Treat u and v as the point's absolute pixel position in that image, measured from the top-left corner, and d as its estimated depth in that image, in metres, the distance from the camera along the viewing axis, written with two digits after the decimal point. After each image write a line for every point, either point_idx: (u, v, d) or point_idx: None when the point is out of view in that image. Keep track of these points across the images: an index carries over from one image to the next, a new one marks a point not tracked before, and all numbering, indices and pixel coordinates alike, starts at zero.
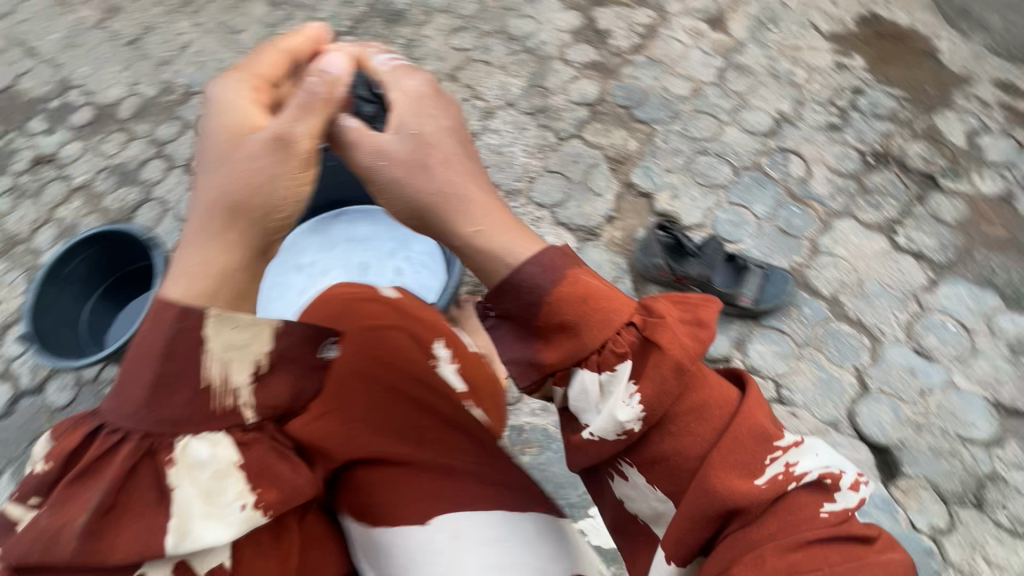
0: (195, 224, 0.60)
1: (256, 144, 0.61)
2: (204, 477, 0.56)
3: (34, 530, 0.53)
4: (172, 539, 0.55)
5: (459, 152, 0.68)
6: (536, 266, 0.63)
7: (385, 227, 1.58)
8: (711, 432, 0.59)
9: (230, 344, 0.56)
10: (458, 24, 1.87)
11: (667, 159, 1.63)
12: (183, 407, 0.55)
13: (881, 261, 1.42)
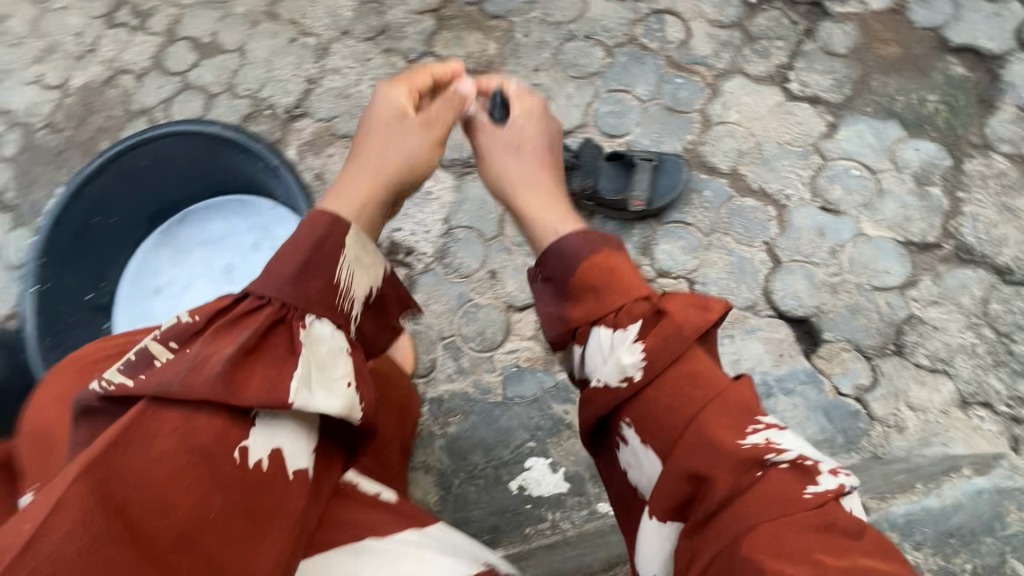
0: (360, 177, 0.81)
1: (410, 126, 0.86)
2: (328, 346, 0.67)
3: (168, 380, 0.57)
4: (295, 385, 0.61)
5: (542, 152, 0.88)
6: (578, 237, 0.74)
7: (239, 217, 1.40)
8: (703, 397, 0.61)
9: (359, 255, 0.74)
10: None
11: (532, 56, 1.42)
12: (319, 289, 0.68)
13: (776, 117, 1.29)
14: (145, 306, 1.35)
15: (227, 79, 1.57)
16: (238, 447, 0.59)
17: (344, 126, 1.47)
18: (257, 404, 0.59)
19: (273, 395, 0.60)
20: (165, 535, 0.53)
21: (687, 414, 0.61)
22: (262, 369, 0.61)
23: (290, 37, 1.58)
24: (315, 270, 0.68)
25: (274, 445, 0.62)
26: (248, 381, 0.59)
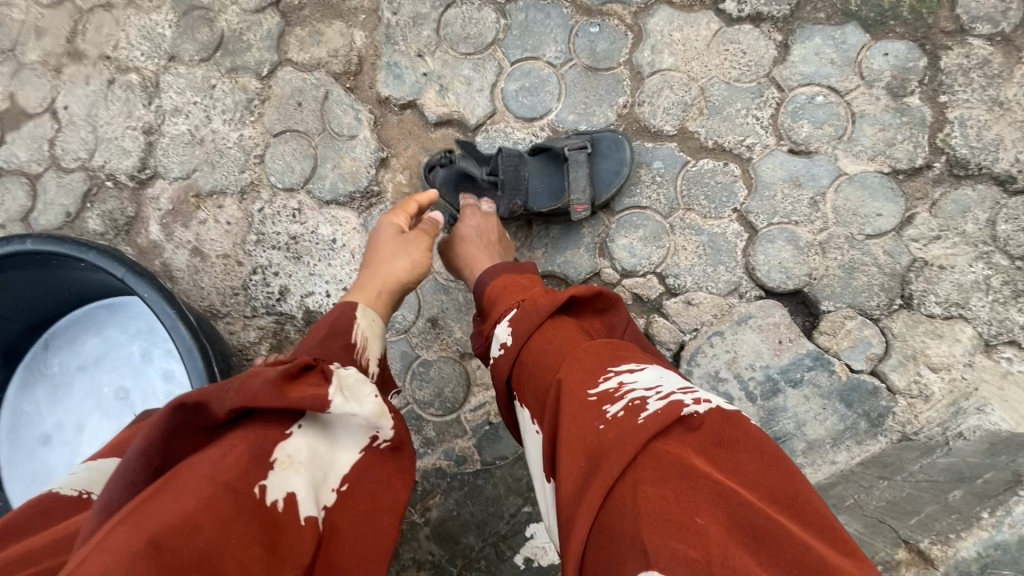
0: (363, 284, 0.84)
1: (406, 242, 0.88)
2: (358, 382, 0.64)
3: (227, 385, 0.57)
4: (337, 399, 0.59)
5: (477, 235, 0.94)
6: (487, 272, 0.84)
7: (116, 327, 1.15)
8: (557, 356, 0.63)
9: (370, 330, 0.76)
10: None
11: (411, 37, 1.14)
12: (343, 348, 0.70)
13: (717, 50, 1.06)
14: (36, 463, 1.11)
15: (46, 151, 1.24)
16: (263, 478, 0.53)
17: (206, 180, 1.17)
18: (303, 407, 0.56)
19: (317, 402, 0.57)
20: (187, 558, 0.44)
21: (545, 373, 0.63)
22: (307, 386, 0.60)
23: (107, 79, 1.24)
24: (336, 337, 0.71)
25: (292, 483, 0.54)
26: (292, 397, 0.57)
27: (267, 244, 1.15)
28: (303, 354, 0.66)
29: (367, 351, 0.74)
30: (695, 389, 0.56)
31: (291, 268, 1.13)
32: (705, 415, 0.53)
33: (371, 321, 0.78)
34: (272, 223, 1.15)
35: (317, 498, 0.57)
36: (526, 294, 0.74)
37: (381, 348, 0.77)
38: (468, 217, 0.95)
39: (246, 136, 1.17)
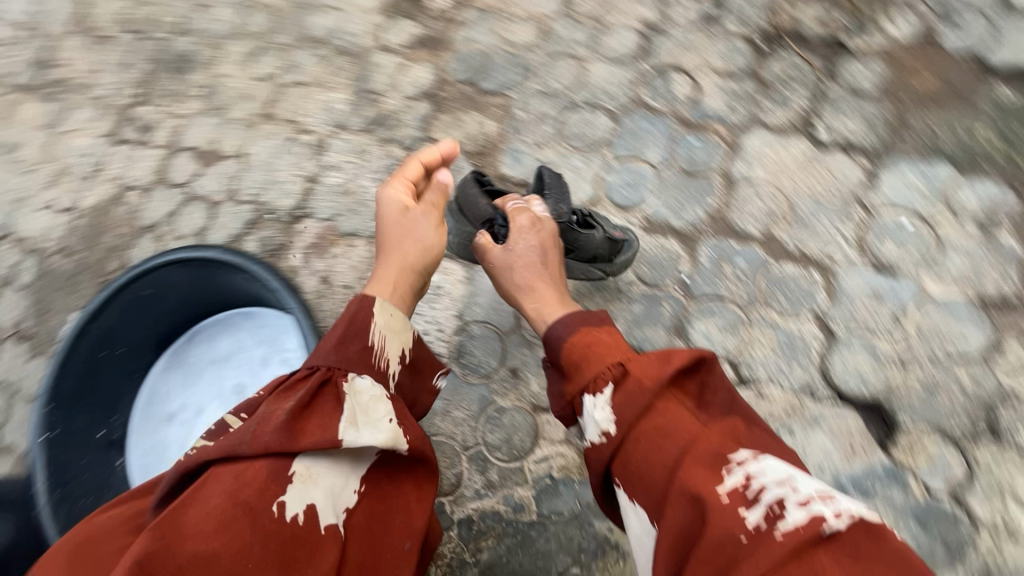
0: (390, 272, 0.95)
1: (414, 218, 0.99)
2: (372, 400, 0.76)
3: (244, 430, 0.69)
4: (346, 427, 0.72)
5: (536, 258, 0.99)
6: (561, 323, 0.88)
7: (247, 331, 1.35)
8: (675, 443, 0.66)
9: (389, 326, 0.86)
10: (256, 46, 1.69)
11: (534, 130, 1.35)
12: (358, 351, 0.80)
13: (807, 169, 1.18)
14: (158, 436, 1.31)
15: (227, 185, 1.55)
16: (280, 496, 0.66)
17: (347, 223, 1.41)
18: (309, 447, 0.68)
19: (328, 439, 0.69)
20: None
21: (663, 465, 0.66)
22: (314, 419, 0.72)
23: (287, 137, 1.56)
24: (352, 341, 0.81)
25: (308, 501, 0.67)
26: (302, 436, 0.69)
27: None
28: (319, 366, 0.79)
29: (386, 353, 0.83)
30: (835, 497, 0.59)
31: None
32: (845, 528, 0.56)
33: (400, 324, 0.88)
34: None
35: (336, 505, 0.70)
36: (625, 360, 0.76)
37: (401, 345, 0.87)
38: (526, 235, 0.99)
39: None
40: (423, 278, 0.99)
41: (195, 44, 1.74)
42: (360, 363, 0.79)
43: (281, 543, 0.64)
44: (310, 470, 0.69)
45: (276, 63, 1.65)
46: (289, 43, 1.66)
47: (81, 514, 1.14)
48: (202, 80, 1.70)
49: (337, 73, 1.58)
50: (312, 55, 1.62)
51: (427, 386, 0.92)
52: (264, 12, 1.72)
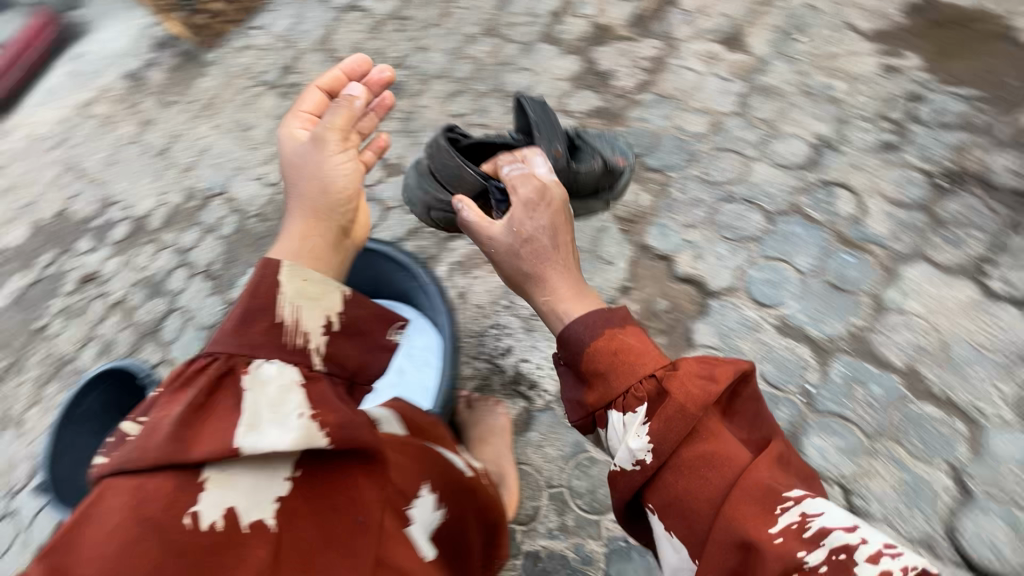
0: (314, 225, 0.98)
1: (316, 154, 1.02)
2: (280, 392, 0.75)
3: (130, 449, 0.67)
4: (245, 429, 0.69)
5: (548, 239, 0.94)
6: (581, 323, 0.84)
7: None
8: (727, 474, 0.67)
9: (301, 293, 0.86)
10: (455, 87, 1.98)
11: (686, 212, 1.43)
12: (263, 330, 0.81)
13: (972, 316, 1.19)
14: None
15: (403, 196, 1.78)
16: (191, 504, 0.64)
17: None
18: (203, 454, 0.65)
19: (222, 450, 0.66)
20: None
21: (704, 497, 0.67)
22: (212, 422, 0.70)
23: None
24: (256, 323, 0.81)
25: (227, 505, 0.65)
26: (192, 449, 0.66)
27: (512, 311, 1.43)
28: (220, 355, 0.78)
29: (301, 328, 0.83)
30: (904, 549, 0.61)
31: (521, 337, 1.39)
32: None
33: (316, 294, 0.87)
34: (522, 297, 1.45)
35: (262, 500, 0.67)
36: (660, 376, 0.74)
37: (314, 317, 0.85)
38: (539, 212, 0.96)
39: None
40: (343, 218, 1.01)
41: (408, 76, 2.08)
42: (266, 345, 0.80)
43: (197, 551, 0.61)
44: (235, 477, 0.67)
45: (469, 105, 1.92)
46: (484, 91, 1.93)
47: None
48: (404, 107, 1.99)
49: None
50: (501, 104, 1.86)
51: (378, 346, 0.93)
52: (469, 62, 2.04)
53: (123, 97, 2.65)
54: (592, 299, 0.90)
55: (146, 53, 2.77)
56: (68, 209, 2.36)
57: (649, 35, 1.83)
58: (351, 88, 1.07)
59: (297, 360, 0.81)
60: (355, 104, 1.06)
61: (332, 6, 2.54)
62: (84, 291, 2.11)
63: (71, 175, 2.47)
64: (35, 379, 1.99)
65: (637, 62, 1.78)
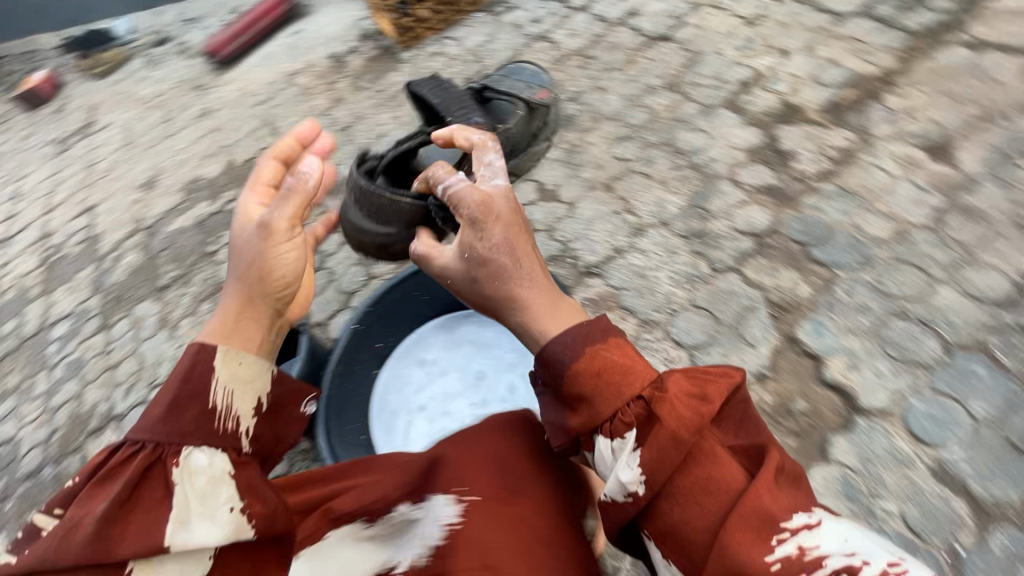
0: (243, 313, 0.90)
1: (250, 234, 0.94)
2: (207, 484, 0.73)
3: (44, 547, 0.64)
4: (173, 527, 0.68)
5: (511, 264, 0.88)
6: (559, 342, 0.79)
7: (509, 335, 1.58)
8: (725, 492, 0.65)
9: (235, 376, 0.82)
10: (625, 132, 2.04)
11: (848, 316, 1.34)
12: (192, 419, 0.76)
13: None
14: (405, 371, 1.57)
15: (551, 221, 1.86)
16: None
17: (626, 299, 1.57)
18: (129, 552, 0.65)
19: (152, 545, 0.65)
20: None
21: (701, 526, 0.65)
22: (138, 517, 0.68)
23: (615, 210, 1.80)
24: (186, 409, 0.76)
25: None
26: (120, 544, 0.65)
27: None
28: (147, 444, 0.74)
29: (233, 413, 0.80)
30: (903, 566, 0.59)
31: None
32: None
33: (254, 374, 0.85)
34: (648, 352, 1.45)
35: None
36: (646, 398, 0.72)
37: (241, 403, 0.82)
38: (495, 231, 0.89)
39: (675, 294, 1.53)
40: (276, 304, 0.94)
41: (580, 112, 2.19)
42: (194, 433, 0.76)
43: None
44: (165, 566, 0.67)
45: (636, 152, 1.95)
46: (654, 141, 1.96)
47: (343, 391, 1.44)
48: (571, 139, 2.10)
49: (686, 183, 1.78)
50: (670, 159, 1.88)
51: (295, 419, 0.92)
52: (644, 111, 2.08)
53: (324, 74, 3.01)
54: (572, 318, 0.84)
55: (353, 42, 3.14)
56: (258, 158, 2.72)
57: (843, 125, 1.77)
58: (304, 167, 1.03)
59: (226, 445, 0.78)
60: (310, 184, 1.01)
61: (524, 32, 2.72)
62: None
63: (267, 129, 2.85)
64: (195, 295, 2.28)
65: (824, 149, 1.72)
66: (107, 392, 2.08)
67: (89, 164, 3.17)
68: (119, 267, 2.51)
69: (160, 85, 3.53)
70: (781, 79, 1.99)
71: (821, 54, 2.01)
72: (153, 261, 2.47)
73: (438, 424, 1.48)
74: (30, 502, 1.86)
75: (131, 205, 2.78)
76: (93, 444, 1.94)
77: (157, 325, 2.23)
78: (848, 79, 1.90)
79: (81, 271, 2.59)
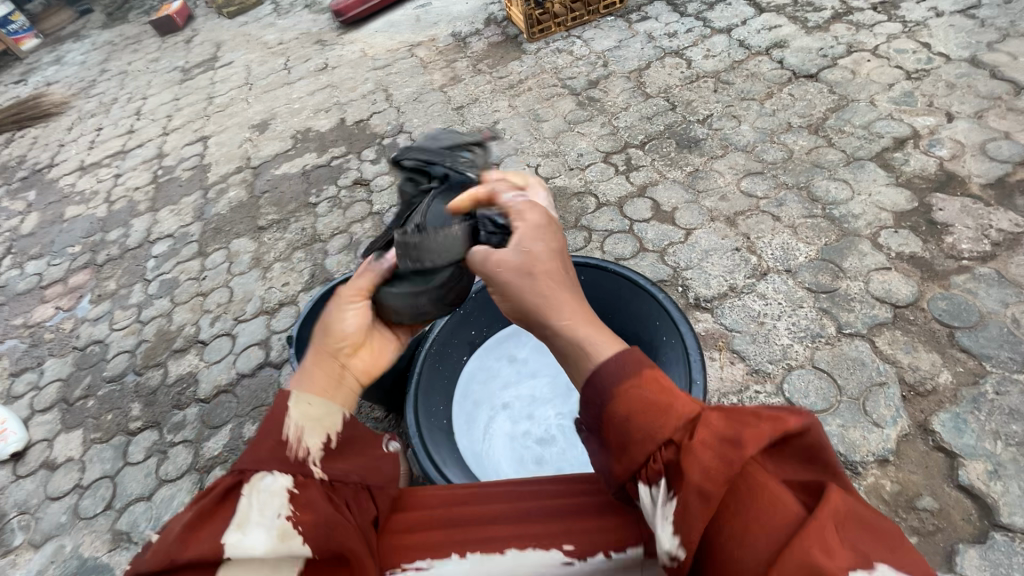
0: (324, 371, 0.81)
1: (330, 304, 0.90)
2: (269, 496, 0.64)
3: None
4: (232, 536, 0.60)
5: (560, 266, 0.79)
6: (600, 366, 0.68)
7: None
8: (765, 548, 0.53)
9: (307, 409, 0.74)
10: (755, 167, 1.93)
11: (996, 418, 1.22)
12: (267, 443, 0.69)
13: None
14: (495, 364, 1.57)
15: (664, 244, 1.79)
16: None
17: (738, 342, 1.49)
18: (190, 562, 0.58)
19: (214, 550, 0.59)
20: None
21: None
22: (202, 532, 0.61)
23: (735, 246, 1.71)
24: (262, 438, 0.70)
25: None
26: (188, 547, 0.59)
27: None
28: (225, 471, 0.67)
29: (303, 443, 0.70)
30: None
31: None
32: None
33: (324, 413, 0.75)
34: (754, 405, 1.37)
35: None
36: (678, 441, 0.61)
37: (312, 436, 0.72)
38: (539, 235, 0.81)
39: (793, 349, 1.44)
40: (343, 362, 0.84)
41: (708, 137, 2.09)
42: (266, 451, 0.68)
43: None
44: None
45: (766, 190, 1.84)
46: (787, 183, 1.85)
47: (436, 371, 1.44)
48: (696, 163, 2.02)
49: (817, 233, 1.67)
50: (803, 205, 1.76)
51: (381, 454, 0.81)
52: (780, 149, 1.97)
53: (445, 51, 3.02)
54: (609, 334, 0.71)
55: (479, 26, 3.14)
56: (369, 121, 2.75)
57: (1010, 206, 1.62)
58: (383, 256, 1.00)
59: (295, 470, 0.68)
60: (384, 270, 0.96)
61: (657, 43, 2.61)
62: (354, 190, 2.42)
63: (382, 94, 2.88)
64: (289, 241, 2.30)
65: (985, 229, 1.57)
66: (194, 316, 2.14)
67: (209, 97, 3.31)
68: (223, 200, 2.60)
69: (285, 34, 3.65)
70: (942, 143, 1.83)
71: (991, 125, 1.84)
72: (255, 200, 2.54)
73: (520, 425, 1.46)
74: (111, 405, 1.95)
75: (243, 143, 2.87)
76: (174, 362, 2.00)
77: (250, 263, 2.26)
78: (1022, 157, 1.73)
79: (188, 196, 2.70)
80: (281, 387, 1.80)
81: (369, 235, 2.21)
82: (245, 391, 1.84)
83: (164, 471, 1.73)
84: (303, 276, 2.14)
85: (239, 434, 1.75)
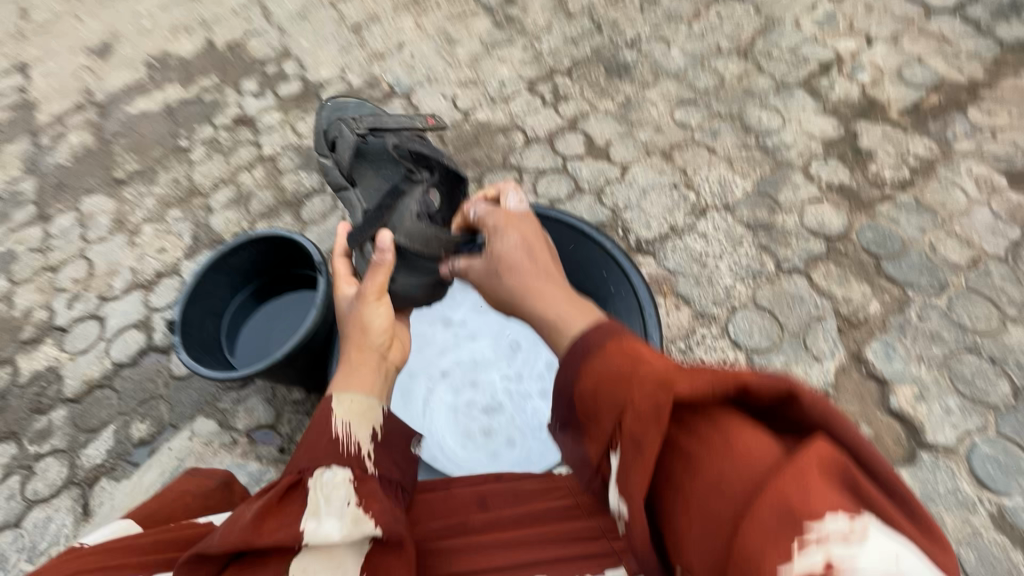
0: (367, 366, 0.89)
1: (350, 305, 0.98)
2: (334, 487, 0.71)
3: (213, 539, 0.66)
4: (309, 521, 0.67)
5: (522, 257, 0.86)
6: (580, 342, 0.66)
7: None
8: (730, 496, 0.48)
9: (350, 410, 0.81)
10: (689, 96, 1.82)
11: (920, 344, 1.30)
12: (326, 444, 0.76)
13: None
14: (428, 330, 1.39)
15: (601, 183, 1.66)
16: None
17: (682, 286, 1.43)
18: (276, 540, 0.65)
19: (289, 535, 0.65)
20: None
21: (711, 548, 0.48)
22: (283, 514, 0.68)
23: (673, 182, 1.63)
24: (316, 438, 0.77)
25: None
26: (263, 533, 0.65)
27: (686, 358, 1.34)
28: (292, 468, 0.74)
29: (353, 438, 0.78)
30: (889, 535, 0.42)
31: None
32: None
33: (367, 409, 0.82)
34: (701, 349, 1.35)
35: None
36: (626, 396, 0.56)
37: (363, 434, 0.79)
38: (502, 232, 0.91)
39: (736, 289, 1.41)
40: (383, 352, 0.93)
41: (638, 62, 1.93)
42: (326, 453, 0.74)
43: None
44: (304, 569, 0.65)
45: (700, 120, 1.75)
46: (722, 112, 1.76)
47: None
48: (628, 93, 1.87)
49: (752, 166, 1.63)
50: (738, 135, 1.70)
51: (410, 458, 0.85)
52: (711, 75, 1.87)
53: None
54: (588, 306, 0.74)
55: None
56: (244, 43, 2.26)
57: (925, 131, 1.66)
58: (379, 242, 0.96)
59: (351, 465, 0.75)
60: (388, 259, 0.95)
61: None
62: (236, 131, 2.02)
63: (255, 7, 2.36)
64: (160, 196, 1.89)
65: (904, 156, 1.60)
66: (44, 298, 1.72)
67: (20, 9, 2.57)
68: (62, 147, 2.07)
69: None
70: (863, 67, 1.82)
71: (907, 49, 1.85)
72: (107, 145, 2.05)
73: (463, 395, 1.33)
74: None
75: (79, 73, 2.28)
76: (25, 356, 1.62)
77: (111, 226, 1.84)
78: (934, 82, 1.76)
79: (10, 143, 2.13)
80: (176, 376, 1.54)
81: (262, 186, 1.87)
82: (126, 384, 1.54)
83: (33, 490, 1.43)
84: (183, 239, 1.79)
85: (126, 435, 1.48)
